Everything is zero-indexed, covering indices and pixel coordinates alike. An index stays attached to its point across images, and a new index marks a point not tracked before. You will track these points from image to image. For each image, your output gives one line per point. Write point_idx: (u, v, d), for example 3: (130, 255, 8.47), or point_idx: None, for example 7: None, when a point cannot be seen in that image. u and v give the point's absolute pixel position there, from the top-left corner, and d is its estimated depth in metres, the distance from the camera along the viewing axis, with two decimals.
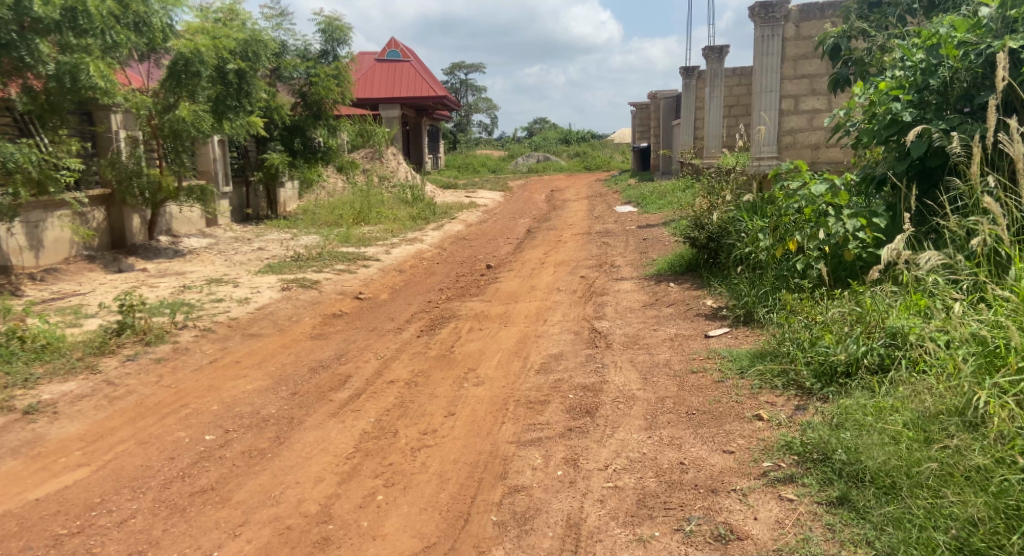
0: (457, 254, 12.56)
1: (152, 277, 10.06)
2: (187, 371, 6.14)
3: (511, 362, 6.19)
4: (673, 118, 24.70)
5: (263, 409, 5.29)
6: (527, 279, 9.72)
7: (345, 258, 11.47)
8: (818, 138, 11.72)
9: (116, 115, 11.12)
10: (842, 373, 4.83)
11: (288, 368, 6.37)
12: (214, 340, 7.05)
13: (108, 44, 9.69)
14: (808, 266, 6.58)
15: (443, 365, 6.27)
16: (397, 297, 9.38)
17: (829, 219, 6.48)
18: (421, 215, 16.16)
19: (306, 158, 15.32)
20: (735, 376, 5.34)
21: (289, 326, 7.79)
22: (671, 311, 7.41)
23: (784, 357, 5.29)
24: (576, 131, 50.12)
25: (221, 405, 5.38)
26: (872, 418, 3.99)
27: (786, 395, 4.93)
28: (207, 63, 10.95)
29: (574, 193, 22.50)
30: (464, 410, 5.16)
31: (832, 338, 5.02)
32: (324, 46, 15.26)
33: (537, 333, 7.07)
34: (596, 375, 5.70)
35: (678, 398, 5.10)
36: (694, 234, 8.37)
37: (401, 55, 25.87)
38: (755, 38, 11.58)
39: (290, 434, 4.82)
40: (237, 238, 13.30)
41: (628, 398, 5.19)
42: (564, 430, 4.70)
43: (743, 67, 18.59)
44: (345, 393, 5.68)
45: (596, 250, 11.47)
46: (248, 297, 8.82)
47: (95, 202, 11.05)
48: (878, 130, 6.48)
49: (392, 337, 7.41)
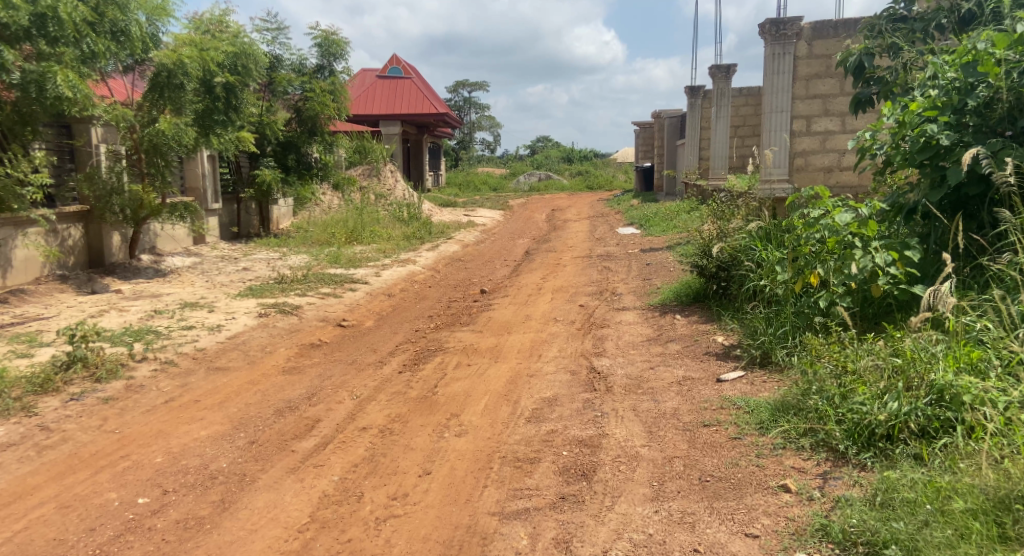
0: (451, 277, 11.91)
1: (124, 300, 9.41)
2: (136, 414, 5.50)
3: (499, 408, 5.50)
4: (678, 138, 24.08)
5: (212, 462, 4.63)
6: (523, 307, 9.06)
7: (332, 281, 10.82)
8: (831, 160, 11.02)
9: (96, 128, 10.47)
10: (881, 436, 4.20)
11: (251, 410, 5.69)
12: (174, 376, 6.39)
13: (84, 54, 9.10)
14: (832, 304, 5.93)
15: (423, 409, 5.59)
16: (384, 325, 8.71)
17: (856, 252, 5.82)
18: (416, 234, 15.51)
19: (300, 174, 14.67)
20: (754, 434, 4.68)
21: (260, 359, 7.13)
22: (678, 348, 6.75)
23: (810, 411, 4.62)
24: (579, 150, 49.67)
25: (165, 457, 4.73)
26: (931, 507, 3.44)
27: (816, 460, 4.28)
28: (191, 75, 10.30)
29: (575, 213, 21.83)
30: (442, 468, 4.49)
31: (869, 394, 4.36)
32: (320, 61, 14.61)
33: (531, 371, 6.40)
34: (594, 427, 5.02)
35: (689, 459, 4.44)
36: (703, 262, 7.72)
37: (403, 72, 25.34)
38: (765, 57, 10.98)
39: (236, 496, 4.18)
40: (223, 257, 12.66)
41: (631, 458, 4.51)
42: (556, 499, 4.06)
43: (749, 88, 18.00)
44: (309, 443, 5.00)
45: (597, 276, 10.82)
46: (220, 324, 8.14)
47: (72, 219, 10.37)
48: (911, 154, 5.81)
49: (371, 372, 6.73)
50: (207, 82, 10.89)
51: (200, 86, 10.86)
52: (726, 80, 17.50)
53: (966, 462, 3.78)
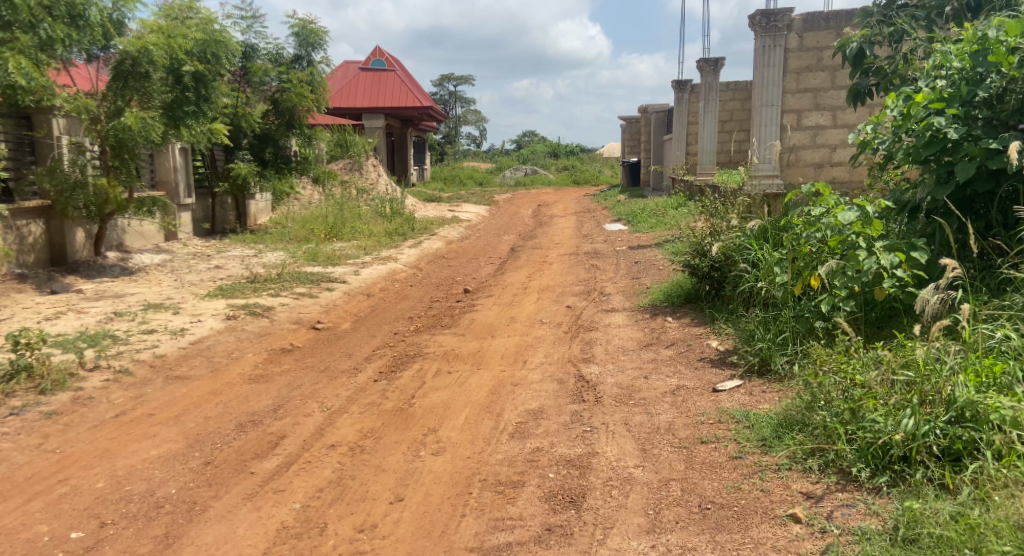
0: (433, 276, 11.48)
1: (85, 300, 8.93)
2: (81, 431, 5.10)
3: (480, 422, 5.07)
4: (664, 132, 23.70)
5: (160, 488, 4.23)
6: (506, 307, 8.63)
7: (308, 279, 10.36)
8: (823, 155, 10.61)
9: (57, 119, 9.94)
10: (897, 458, 3.82)
11: (210, 425, 5.24)
12: (127, 387, 5.93)
13: (42, 40, 8.61)
14: (834, 308, 5.52)
15: (397, 423, 5.16)
16: (360, 328, 8.27)
17: (860, 253, 5.41)
18: (398, 231, 15.06)
19: (277, 168, 14.18)
20: (757, 453, 4.28)
21: (225, 365, 6.69)
22: (671, 353, 6.34)
23: (817, 428, 4.21)
24: (565, 145, 49.23)
25: (108, 482, 4.34)
26: None
27: (825, 484, 3.88)
28: (157, 63, 9.80)
29: (562, 208, 21.36)
30: (415, 494, 4.09)
31: (882, 410, 3.97)
32: (298, 51, 14.09)
33: (515, 380, 5.98)
34: (583, 444, 4.61)
35: (686, 482, 4.05)
36: (695, 262, 7.31)
37: (386, 64, 24.81)
38: (755, 50, 10.51)
39: (183, 530, 3.84)
40: (196, 254, 12.17)
41: (623, 480, 4.11)
42: (541, 532, 3.72)
43: (738, 81, 17.63)
44: (271, 464, 4.57)
45: (584, 274, 10.41)
46: (184, 328, 7.67)
47: (32, 214, 9.86)
48: (917, 149, 5.40)
49: (345, 381, 6.29)
50: (175, 70, 10.32)
51: (168, 75, 10.30)
52: (715, 72, 17.09)
53: (999, 494, 3.43)
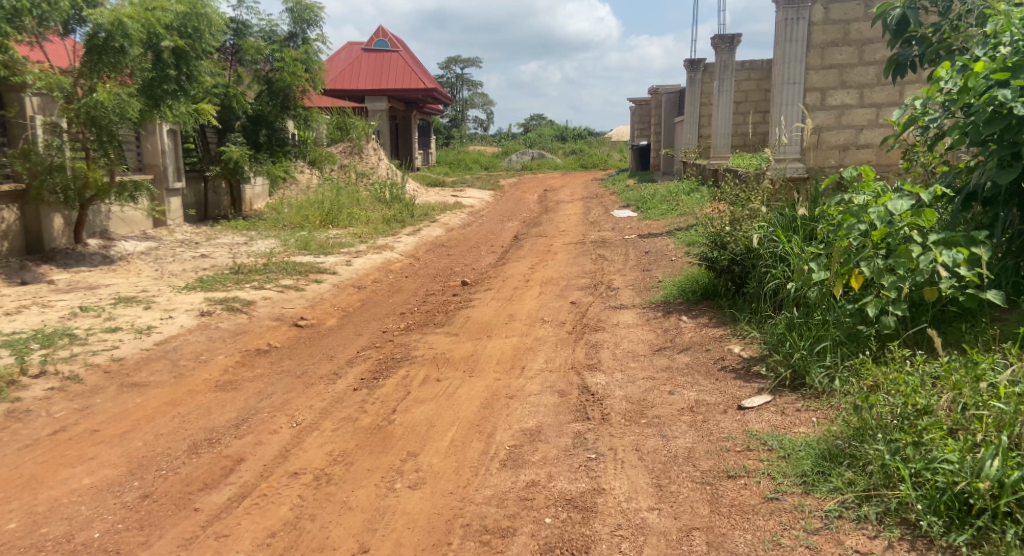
0: (431, 266, 10.74)
1: (53, 293, 8.25)
2: (9, 454, 4.45)
3: (468, 444, 4.37)
4: (676, 115, 22.87)
5: (83, 531, 3.62)
6: (507, 303, 7.90)
7: (296, 270, 9.65)
8: (848, 137, 9.69)
9: (31, 98, 9.21)
10: (979, 511, 3.13)
11: (159, 445, 4.56)
12: (74, 397, 5.27)
13: (5, 10, 8.13)
14: (881, 311, 4.76)
15: (374, 445, 4.46)
16: (347, 325, 7.55)
17: (913, 249, 4.61)
18: (396, 217, 14.31)
19: (271, 151, 13.40)
20: (797, 492, 3.56)
21: (190, 370, 5.99)
22: (688, 360, 5.62)
23: (872, 465, 3.49)
24: (573, 129, 48.31)
25: (23, 522, 3.72)
26: None
27: (886, 539, 3.22)
28: (133, 37, 8.97)
29: (569, 193, 20.56)
30: (384, 545, 3.48)
31: (958, 448, 3.27)
32: (292, 27, 13.25)
33: (511, 391, 5.25)
34: (587, 477, 3.90)
35: (713, 533, 3.38)
36: (713, 255, 6.56)
37: (390, 45, 23.94)
38: (776, 23, 9.60)
39: None
40: (183, 241, 11.48)
41: (635, 529, 3.47)
42: None
43: (754, 60, 16.84)
44: (220, 497, 3.89)
45: (591, 265, 9.67)
46: (151, 326, 6.97)
47: (5, 199, 9.17)
48: (975, 127, 4.61)
49: (321, 389, 5.58)
50: (154, 46, 9.49)
51: (145, 51, 9.46)
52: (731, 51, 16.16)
53: None
